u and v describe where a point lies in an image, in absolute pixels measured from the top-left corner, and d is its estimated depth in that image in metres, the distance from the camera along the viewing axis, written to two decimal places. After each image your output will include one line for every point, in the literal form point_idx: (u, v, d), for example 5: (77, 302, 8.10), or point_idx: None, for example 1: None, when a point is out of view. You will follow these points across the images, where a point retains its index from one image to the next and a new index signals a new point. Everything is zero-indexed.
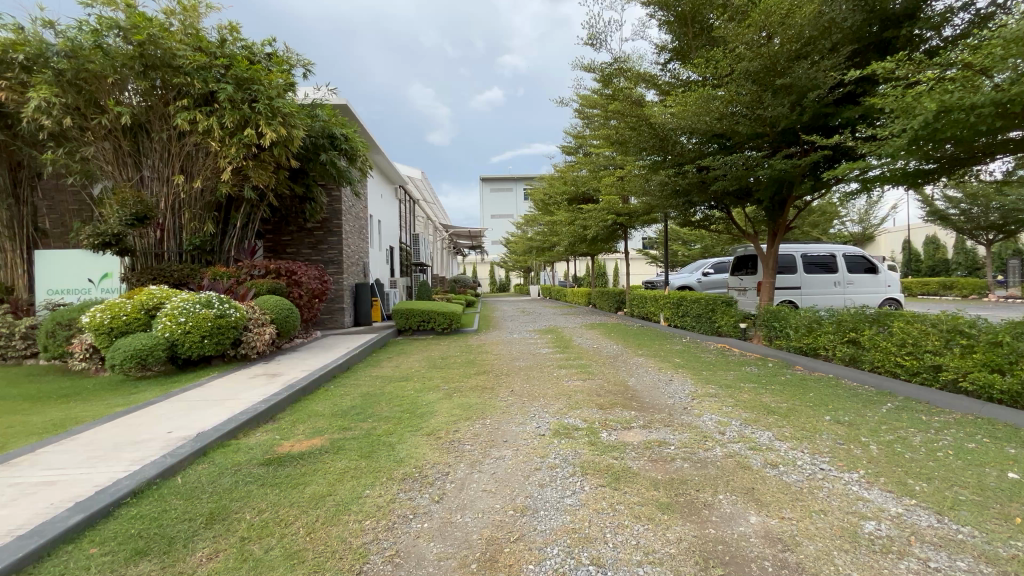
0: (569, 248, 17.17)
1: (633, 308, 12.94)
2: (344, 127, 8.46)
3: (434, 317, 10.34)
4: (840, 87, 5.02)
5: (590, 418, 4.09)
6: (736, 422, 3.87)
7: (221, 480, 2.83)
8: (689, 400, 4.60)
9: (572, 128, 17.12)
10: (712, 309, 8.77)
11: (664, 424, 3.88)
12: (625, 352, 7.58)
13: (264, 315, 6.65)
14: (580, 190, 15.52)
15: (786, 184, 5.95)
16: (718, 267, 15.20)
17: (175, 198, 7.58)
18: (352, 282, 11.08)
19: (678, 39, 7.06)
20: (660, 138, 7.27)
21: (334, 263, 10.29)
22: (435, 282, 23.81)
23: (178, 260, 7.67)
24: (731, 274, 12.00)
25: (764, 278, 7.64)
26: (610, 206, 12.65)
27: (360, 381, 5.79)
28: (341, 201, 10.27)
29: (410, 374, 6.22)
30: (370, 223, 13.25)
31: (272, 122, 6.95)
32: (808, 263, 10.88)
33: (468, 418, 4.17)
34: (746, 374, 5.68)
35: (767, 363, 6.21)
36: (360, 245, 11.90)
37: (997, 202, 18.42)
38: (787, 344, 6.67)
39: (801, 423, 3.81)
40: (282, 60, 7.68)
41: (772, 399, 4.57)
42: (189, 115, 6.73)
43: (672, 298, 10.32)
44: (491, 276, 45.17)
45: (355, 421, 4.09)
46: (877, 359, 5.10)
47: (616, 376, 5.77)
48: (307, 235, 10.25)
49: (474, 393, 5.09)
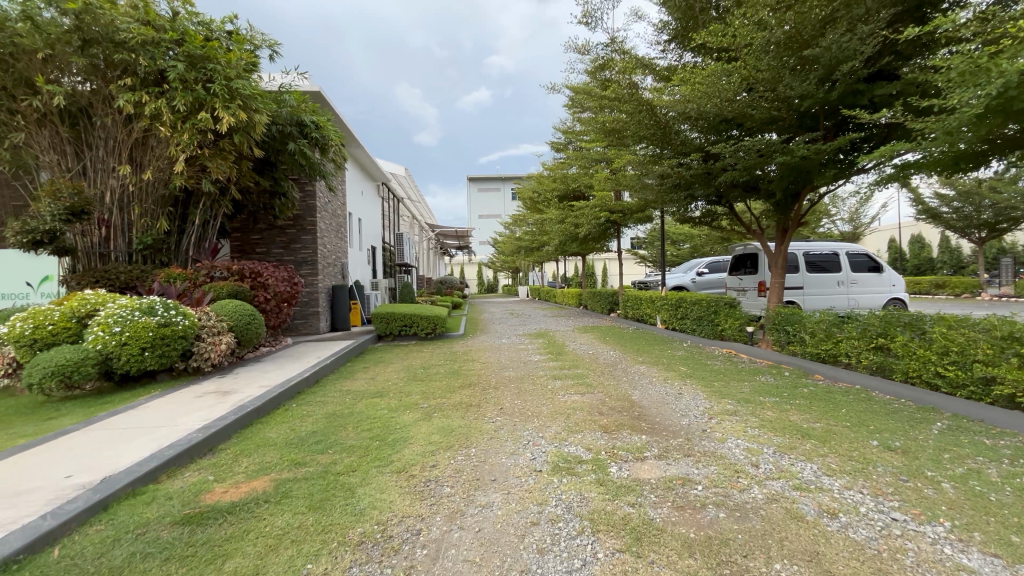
0: (560, 248, 16.58)
1: (627, 310, 12.36)
2: (315, 115, 7.69)
3: (417, 321, 9.62)
4: (874, 61, 4.42)
5: (595, 446, 3.42)
6: (769, 450, 3.25)
7: (112, 552, 2.11)
8: (705, 420, 3.99)
9: (562, 123, 16.53)
10: (715, 311, 8.20)
11: (684, 453, 3.24)
12: (625, 360, 6.94)
13: (221, 323, 5.89)
14: (570, 187, 14.90)
15: (804, 174, 5.36)
16: (713, 267, 14.70)
17: (124, 192, 6.80)
18: (328, 285, 10.31)
19: (678, 21, 6.46)
20: (661, 127, 6.69)
21: (308, 264, 9.54)
22: (421, 284, 23.11)
23: (127, 261, 6.87)
24: (730, 274, 11.48)
25: (773, 278, 7.06)
26: (603, 202, 12.04)
27: (327, 398, 5.07)
28: (315, 197, 9.52)
29: (385, 388, 5.51)
30: (349, 221, 12.49)
31: (230, 106, 6.19)
32: (811, 262, 10.37)
33: (449, 446, 3.49)
34: (763, 386, 5.07)
35: (783, 372, 5.61)
36: (338, 245, 11.15)
37: (990, 200, 18.24)
38: (802, 350, 6.09)
39: (847, 451, 3.20)
40: (244, 39, 6.89)
41: (801, 417, 3.96)
42: (134, 96, 5.94)
43: (670, 300, 9.74)
44: (479, 277, 44.51)
45: (312, 454, 3.39)
46: (912, 369, 4.52)
47: (618, 389, 5.12)
48: (278, 233, 9.49)
49: (457, 412, 4.41)
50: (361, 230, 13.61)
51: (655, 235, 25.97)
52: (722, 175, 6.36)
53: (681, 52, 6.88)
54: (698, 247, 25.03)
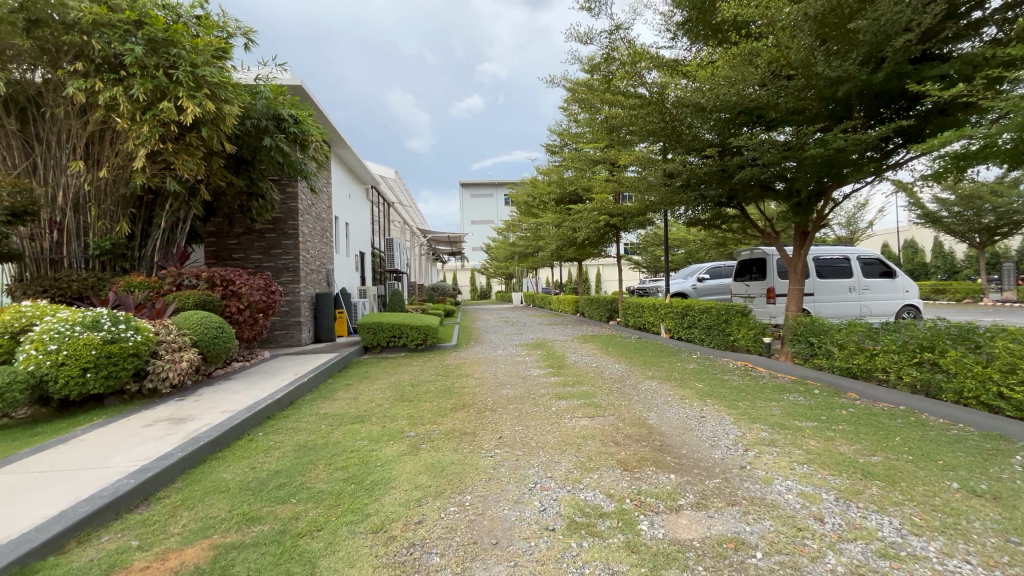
0: (556, 254, 16.05)
1: (628, 318, 11.80)
2: (295, 108, 7.06)
3: (406, 332, 8.99)
4: (927, 37, 3.90)
5: (617, 490, 2.82)
6: (829, 496, 2.67)
7: None
8: (741, 452, 3.40)
9: (558, 126, 16.06)
10: (726, 320, 7.65)
11: (728, 502, 2.65)
12: (633, 374, 6.35)
13: (183, 338, 5.24)
14: (567, 190, 14.40)
15: (833, 170, 4.84)
16: (714, 273, 14.22)
17: (79, 191, 6.15)
18: (311, 293, 9.65)
19: (685, 20, 5.87)
20: (669, 119, 6.26)
21: (288, 270, 8.88)
22: (412, 291, 22.52)
23: (82, 268, 6.22)
24: (735, 279, 11.01)
25: (792, 285, 6.52)
26: (603, 205, 11.50)
27: (301, 425, 4.43)
28: (296, 200, 8.88)
29: (368, 411, 4.87)
30: (336, 226, 11.87)
31: (197, 96, 5.56)
32: (821, 267, 9.87)
33: (439, 492, 2.87)
34: (794, 406, 4.51)
35: (812, 390, 5.05)
36: (323, 251, 10.51)
37: (991, 204, 17.95)
38: (829, 364, 5.53)
39: (925, 497, 2.62)
40: (214, 24, 6.27)
41: (852, 448, 3.39)
42: (87, 84, 5.31)
43: (675, 308, 9.20)
44: (472, 283, 43.88)
45: (271, 504, 2.76)
46: (968, 389, 3.96)
47: (631, 412, 4.53)
48: (257, 238, 8.85)
49: (449, 442, 3.78)
50: (349, 235, 12.99)
51: (650, 241, 25.54)
52: (738, 172, 5.83)
53: (687, 49, 6.33)
54: (694, 252, 24.64)
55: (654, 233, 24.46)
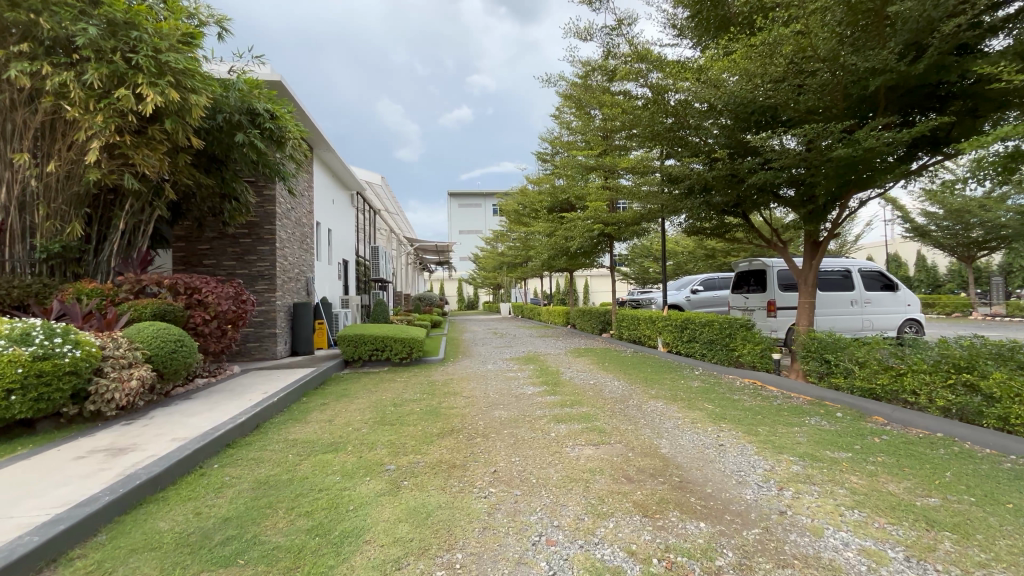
0: (547, 264, 15.64)
1: (622, 331, 11.38)
2: (272, 102, 6.54)
3: (390, 345, 8.43)
4: (972, 25, 3.54)
5: (640, 546, 2.33)
6: (898, 554, 2.21)
7: None
8: (775, 491, 2.94)
9: (549, 133, 15.77)
10: (729, 334, 7.25)
11: (777, 562, 2.17)
12: (636, 393, 5.89)
13: (135, 353, 4.65)
14: (559, 199, 14.04)
15: (855, 173, 4.49)
16: (707, 284, 13.90)
17: (25, 188, 5.54)
18: (288, 302, 9.04)
19: (691, 19, 5.47)
20: (672, 118, 5.94)
21: (264, 278, 8.29)
22: (398, 301, 21.90)
23: (27, 272, 5.59)
24: (733, 291, 10.66)
25: (803, 298, 6.13)
26: (597, 213, 11.13)
27: (265, 454, 3.87)
28: (274, 203, 8.33)
29: (344, 436, 4.33)
30: (317, 232, 11.30)
31: (159, 84, 5.01)
32: (822, 279, 9.56)
33: (424, 549, 2.34)
34: (820, 432, 4.06)
35: (834, 413, 4.61)
36: (303, 258, 9.93)
37: (978, 218, 18.05)
38: (848, 384, 5.11)
39: (1014, 556, 2.16)
40: (184, 9, 5.75)
41: (903, 486, 2.95)
42: (32, 67, 4.74)
43: (674, 321, 8.78)
44: (459, 294, 43.32)
45: (210, 568, 2.20)
46: (1018, 416, 3.55)
47: (640, 439, 4.04)
48: (230, 243, 8.26)
49: (435, 478, 3.25)
50: (332, 243, 12.41)
51: (640, 252, 25.29)
52: (749, 176, 5.46)
53: (691, 48, 5.97)
54: (684, 264, 24.48)
55: (644, 244, 24.22)
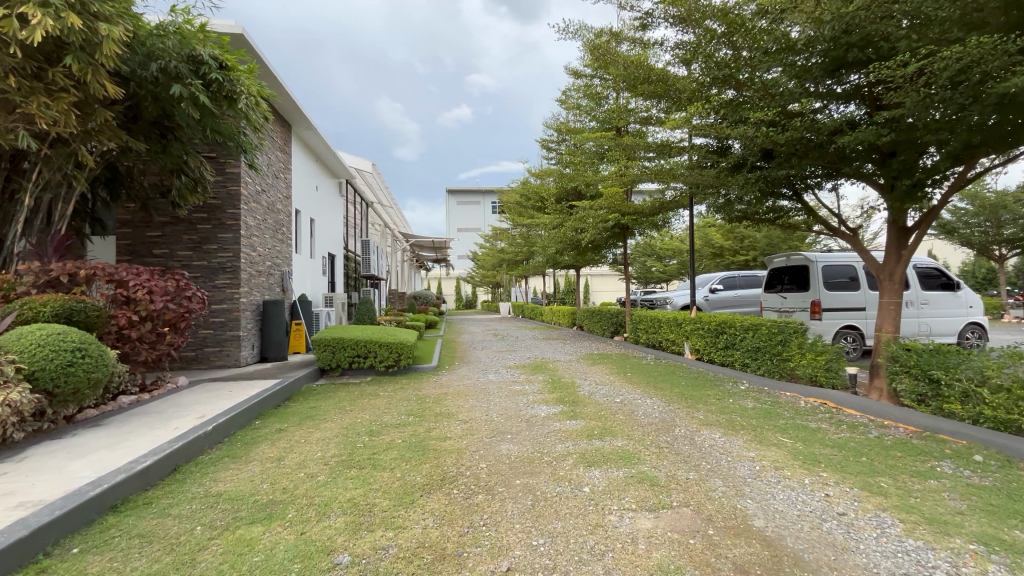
0: (551, 260, 14.40)
1: (639, 334, 10.12)
2: (224, 50, 5.25)
3: (375, 351, 7.16)
4: None
5: None
6: None
7: None
8: None
9: (554, 120, 14.57)
10: (781, 342, 6.00)
11: None
12: (679, 417, 4.61)
13: (5, 369, 3.36)
14: (565, 188, 12.80)
15: (1011, 113, 3.24)
16: (727, 283, 12.67)
17: None
18: (257, 301, 7.77)
19: None
20: (719, 77, 4.85)
21: (225, 271, 7.02)
22: (392, 300, 20.66)
23: None
24: (764, 291, 9.40)
25: (886, 298, 4.87)
26: (611, 201, 9.89)
27: (162, 526, 2.59)
28: (237, 183, 7.05)
29: (290, 489, 3.06)
30: (297, 221, 10.03)
31: (53, 5, 3.71)
32: (872, 276, 8.48)
33: None
34: (977, 490, 2.79)
35: (972, 457, 3.33)
36: (277, 249, 8.64)
37: (1009, 213, 16.79)
38: (970, 413, 3.83)
39: None
40: None
41: None
42: None
43: (705, 324, 7.52)
44: (457, 294, 42.35)
45: None
46: None
47: (715, 501, 2.79)
48: (186, 229, 7.00)
49: None
50: (315, 234, 11.13)
51: (645, 250, 24.06)
52: (836, 137, 4.20)
53: None
54: (688, 262, 23.33)
55: (649, 241, 22.99)
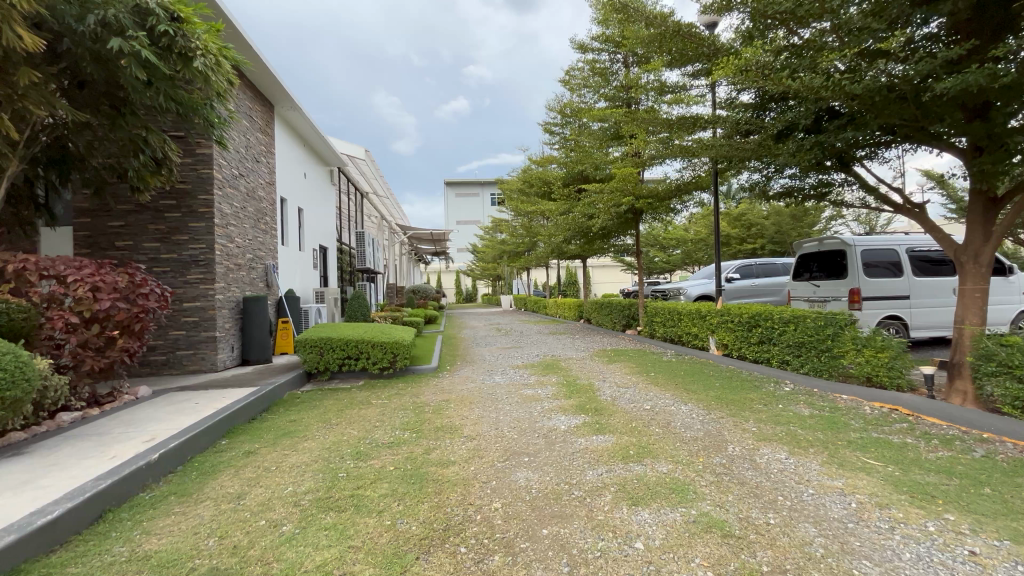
0: (557, 250, 13.61)
1: (655, 328, 9.37)
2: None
3: (367, 352, 6.38)
4: None
5: None
6: None
7: None
8: None
9: (557, 102, 13.72)
10: (830, 338, 5.22)
11: None
12: (728, 431, 3.84)
13: None
14: (571, 173, 12.00)
15: None
16: (745, 272, 11.90)
17: None
18: (237, 298, 6.99)
19: None
20: (774, 18, 4.05)
21: (198, 264, 6.23)
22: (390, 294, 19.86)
23: None
24: (793, 279, 8.61)
25: (970, 285, 4.10)
26: (624, 184, 9.10)
27: None
28: (209, 165, 6.25)
29: (243, 549, 2.28)
30: (281, 211, 9.20)
31: None
32: (916, 262, 7.70)
33: None
34: None
35: None
36: (259, 240, 7.84)
37: None
38: None
39: None
40: None
41: None
42: None
43: (735, 316, 6.74)
44: (457, 289, 41.63)
45: None
46: None
47: (821, 563, 2.04)
48: (153, 218, 6.21)
49: None
50: (303, 225, 10.32)
51: (650, 240, 23.24)
52: (930, 83, 3.40)
53: None
54: (695, 252, 22.53)
55: (655, 231, 22.18)
